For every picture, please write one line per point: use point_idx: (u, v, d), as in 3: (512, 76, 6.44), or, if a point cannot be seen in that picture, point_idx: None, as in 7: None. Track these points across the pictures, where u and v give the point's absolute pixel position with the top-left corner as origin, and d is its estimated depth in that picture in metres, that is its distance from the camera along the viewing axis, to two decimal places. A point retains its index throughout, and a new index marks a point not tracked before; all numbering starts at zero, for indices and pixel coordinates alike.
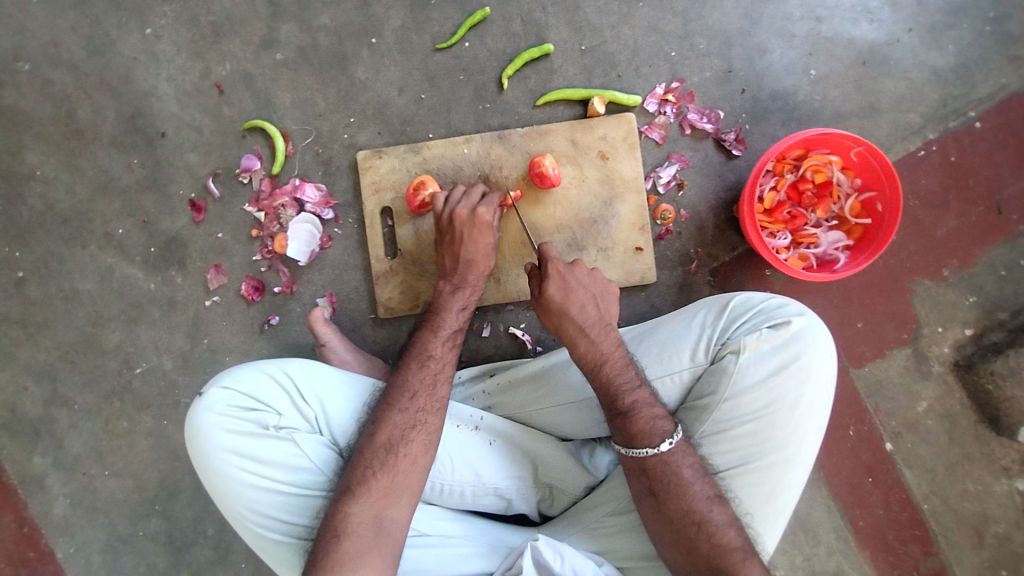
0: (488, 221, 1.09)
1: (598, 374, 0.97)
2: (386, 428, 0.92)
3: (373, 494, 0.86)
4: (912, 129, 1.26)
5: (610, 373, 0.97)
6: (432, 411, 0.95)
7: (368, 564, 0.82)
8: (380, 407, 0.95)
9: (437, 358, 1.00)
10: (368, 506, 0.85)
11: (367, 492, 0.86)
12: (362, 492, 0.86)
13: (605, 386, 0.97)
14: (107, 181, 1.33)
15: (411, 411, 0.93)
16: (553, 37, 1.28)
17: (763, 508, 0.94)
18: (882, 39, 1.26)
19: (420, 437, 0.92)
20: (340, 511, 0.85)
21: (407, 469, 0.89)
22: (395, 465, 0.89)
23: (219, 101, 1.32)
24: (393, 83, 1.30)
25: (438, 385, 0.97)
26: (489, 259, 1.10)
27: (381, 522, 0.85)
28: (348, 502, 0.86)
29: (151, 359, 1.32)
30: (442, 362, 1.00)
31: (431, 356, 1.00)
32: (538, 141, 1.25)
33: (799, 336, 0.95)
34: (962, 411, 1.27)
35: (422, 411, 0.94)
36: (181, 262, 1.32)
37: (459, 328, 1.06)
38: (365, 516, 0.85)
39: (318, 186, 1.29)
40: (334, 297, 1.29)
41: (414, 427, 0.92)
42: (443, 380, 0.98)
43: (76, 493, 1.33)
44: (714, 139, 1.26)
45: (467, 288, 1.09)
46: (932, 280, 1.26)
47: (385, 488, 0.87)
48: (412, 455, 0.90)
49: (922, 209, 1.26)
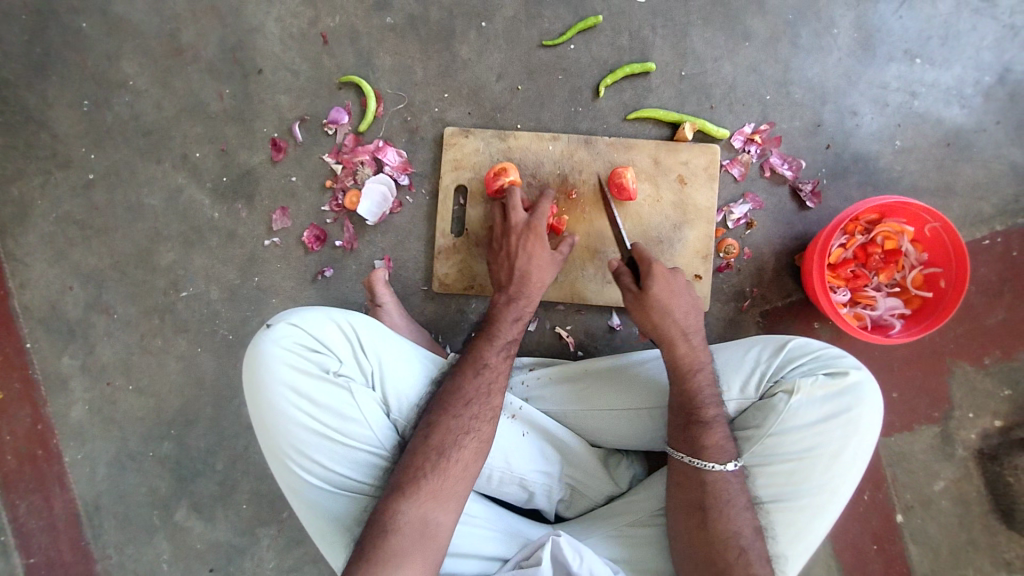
0: (542, 230, 1.10)
1: (689, 379, 0.97)
2: (440, 431, 0.91)
3: (422, 495, 0.86)
4: (981, 217, 1.29)
5: (700, 382, 0.97)
6: (486, 419, 0.94)
7: (413, 563, 0.82)
8: (434, 410, 0.93)
9: (493, 367, 0.98)
10: (417, 507, 0.85)
11: (416, 493, 0.86)
12: (412, 493, 0.86)
13: (691, 392, 0.96)
14: (195, 104, 1.35)
15: (465, 418, 0.92)
16: (657, 57, 1.31)
17: (788, 550, 0.94)
18: (969, 126, 1.30)
19: (472, 445, 0.91)
20: (388, 508, 0.85)
21: (457, 476, 0.89)
22: (447, 470, 0.88)
23: (322, 50, 1.34)
24: (492, 69, 1.32)
25: (491, 393, 0.96)
26: (543, 273, 1.08)
27: (427, 524, 0.85)
28: (398, 500, 0.86)
29: (199, 285, 1.33)
30: (495, 372, 0.98)
31: (486, 365, 0.98)
32: (622, 153, 1.28)
33: (854, 389, 0.95)
34: (977, 498, 1.28)
35: (475, 419, 0.92)
36: (249, 197, 1.33)
37: (512, 339, 1.03)
38: (414, 516, 0.85)
39: (400, 151, 1.31)
40: (391, 262, 1.31)
41: (466, 434, 0.91)
42: (499, 390, 0.97)
43: (96, 401, 1.33)
44: (790, 187, 1.29)
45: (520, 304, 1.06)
46: (972, 365, 1.29)
47: (434, 491, 0.87)
48: (464, 461, 0.90)
49: (976, 295, 1.29)
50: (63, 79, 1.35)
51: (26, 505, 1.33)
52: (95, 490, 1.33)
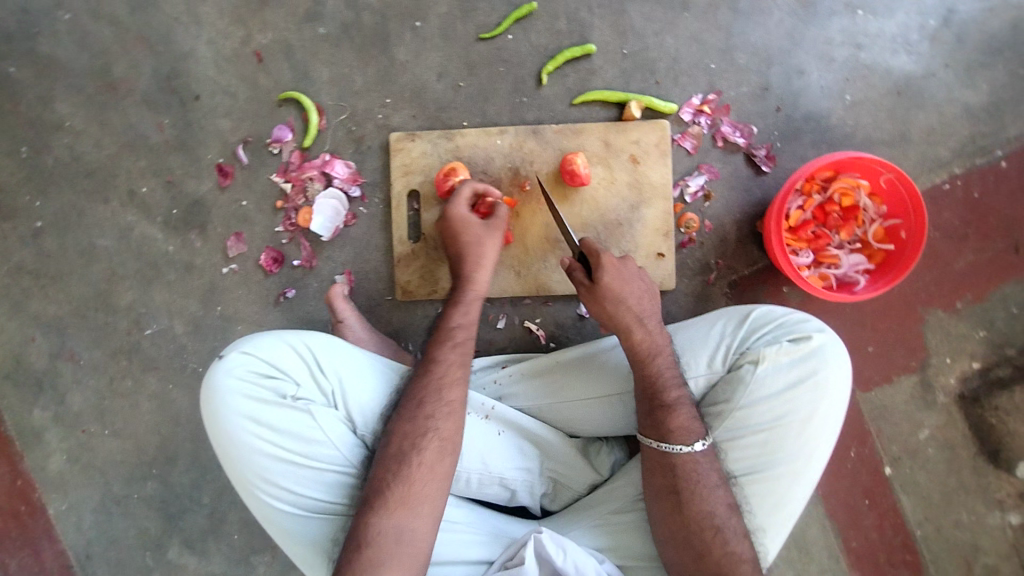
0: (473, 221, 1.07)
1: (649, 364, 0.97)
2: (397, 438, 0.90)
3: (390, 504, 0.85)
4: (939, 162, 1.28)
5: (661, 365, 0.97)
6: (444, 415, 0.91)
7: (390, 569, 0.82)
8: (394, 416, 0.92)
9: (445, 362, 0.95)
10: (387, 516, 0.84)
11: (384, 504, 0.85)
12: (380, 504, 0.85)
13: (653, 377, 0.96)
14: (136, 138, 1.32)
15: (421, 418, 0.90)
16: (596, 37, 1.29)
17: (769, 520, 0.94)
18: (918, 72, 1.29)
19: (433, 447, 0.89)
20: (361, 522, 0.85)
21: (423, 479, 0.87)
22: (410, 475, 0.87)
23: (257, 69, 1.31)
24: (432, 68, 1.30)
25: (444, 389, 0.93)
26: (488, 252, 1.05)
27: (401, 532, 0.84)
28: (369, 512, 0.85)
29: (162, 321, 1.32)
30: (445, 366, 0.95)
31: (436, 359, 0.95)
32: (572, 139, 1.26)
33: (819, 352, 0.95)
34: (962, 442, 1.29)
35: (433, 417, 0.90)
36: (202, 226, 1.31)
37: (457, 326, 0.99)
38: (385, 526, 0.84)
39: (348, 163, 1.29)
40: (352, 275, 1.29)
41: (425, 435, 0.89)
42: (449, 383, 0.93)
43: (73, 450, 1.32)
44: (745, 154, 1.28)
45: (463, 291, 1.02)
46: (944, 311, 1.28)
47: (403, 498, 0.85)
48: (428, 465, 0.88)
49: (942, 241, 1.28)
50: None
51: (17, 562, 1.32)
52: (83, 539, 1.32)
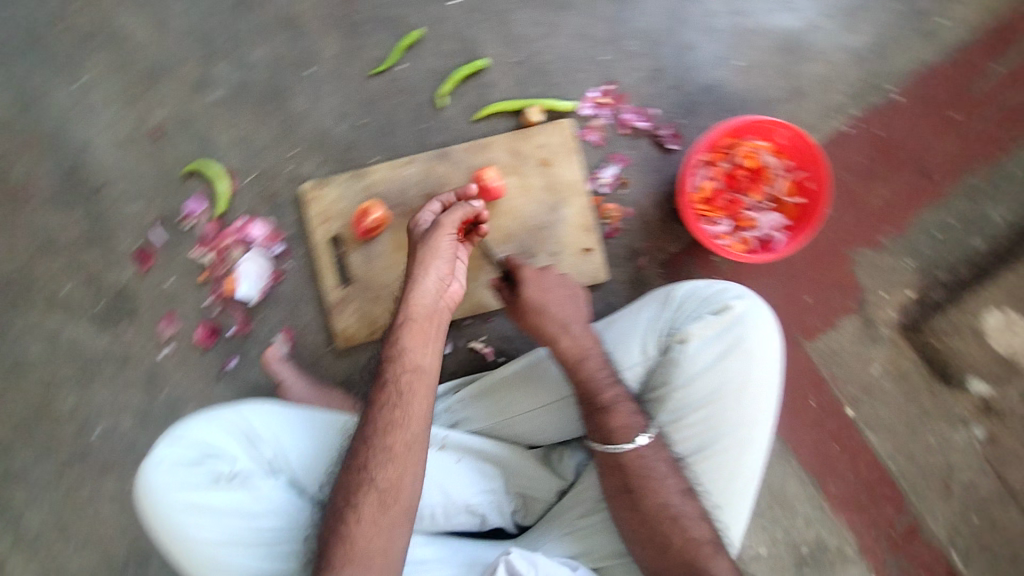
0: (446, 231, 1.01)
1: (580, 370, 0.97)
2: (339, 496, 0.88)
3: (340, 565, 0.83)
4: (836, 107, 1.32)
5: (592, 369, 0.97)
6: (400, 457, 0.88)
7: None
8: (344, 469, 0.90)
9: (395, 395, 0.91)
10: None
11: (334, 565, 0.83)
12: (329, 565, 0.83)
13: (586, 381, 0.97)
14: (47, 240, 1.30)
15: (373, 465, 0.88)
16: (486, 52, 1.31)
17: (726, 492, 0.95)
18: (799, 26, 1.32)
19: (386, 500, 0.86)
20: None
21: (375, 534, 0.85)
22: (362, 532, 0.85)
23: (157, 147, 1.30)
24: (331, 112, 1.30)
25: (396, 433, 0.89)
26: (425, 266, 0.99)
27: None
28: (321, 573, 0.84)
29: (108, 419, 1.29)
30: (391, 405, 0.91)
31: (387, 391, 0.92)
32: (480, 155, 1.27)
33: (741, 319, 0.97)
34: (915, 369, 1.32)
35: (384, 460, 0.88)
36: (131, 314, 1.29)
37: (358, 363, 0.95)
38: None
39: (265, 222, 1.29)
40: (292, 332, 1.29)
41: (376, 488, 0.87)
42: (399, 422, 0.89)
43: (43, 567, 1.28)
44: (650, 136, 1.30)
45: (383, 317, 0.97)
46: (871, 248, 1.32)
47: (350, 562, 0.83)
48: (381, 519, 0.85)
49: (855, 181, 1.32)
50: None
51: None
52: None
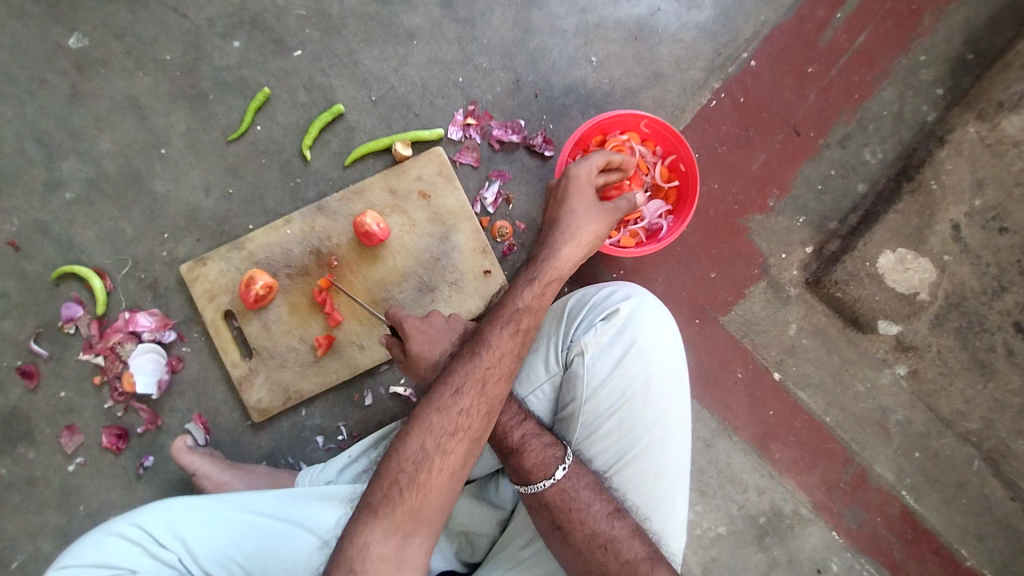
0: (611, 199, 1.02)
1: None
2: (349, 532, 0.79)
3: (399, 517, 0.79)
4: (698, 84, 1.34)
5: None
6: (478, 415, 0.86)
7: None
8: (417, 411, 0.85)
9: (495, 351, 0.90)
10: (388, 536, 0.78)
11: (393, 517, 0.79)
12: (387, 515, 0.79)
13: (491, 427, 0.94)
14: None
15: (454, 413, 0.85)
16: (342, 96, 1.28)
17: (654, 493, 0.95)
18: (644, 12, 1.33)
19: (457, 447, 0.84)
20: (357, 538, 0.78)
21: (440, 484, 0.82)
22: (428, 480, 0.81)
23: (18, 258, 1.23)
24: (196, 187, 1.26)
25: (488, 386, 0.88)
26: (591, 217, 1.01)
27: (406, 551, 0.78)
28: (370, 528, 0.78)
29: (27, 546, 1.22)
30: (500, 351, 0.90)
31: (492, 349, 0.90)
32: (358, 200, 1.24)
33: (632, 319, 0.96)
34: (829, 322, 1.34)
35: (466, 412, 0.85)
36: (29, 435, 1.23)
37: (524, 307, 0.94)
38: None
39: (151, 311, 1.23)
40: (204, 418, 1.23)
41: (451, 435, 0.84)
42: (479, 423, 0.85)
43: None
44: (525, 147, 1.29)
45: (542, 259, 0.98)
46: (761, 213, 1.34)
47: None
48: (450, 467, 0.83)
49: (731, 152, 1.33)
50: None
51: None
52: None
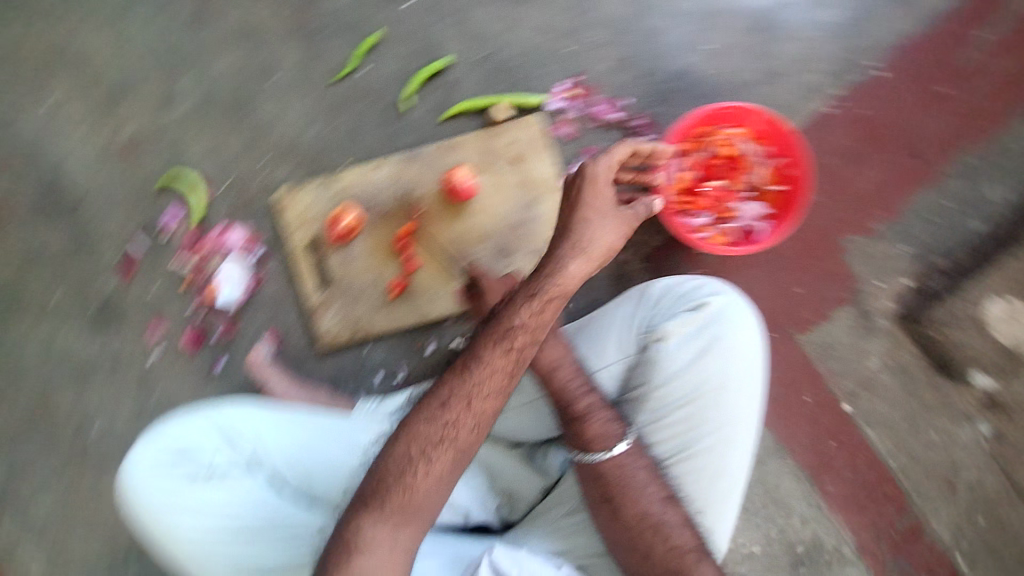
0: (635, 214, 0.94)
1: (551, 380, 0.97)
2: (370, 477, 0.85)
3: (388, 513, 0.82)
4: (817, 88, 1.25)
5: (562, 379, 0.97)
6: (465, 426, 0.86)
7: None
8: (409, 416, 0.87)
9: (487, 365, 0.87)
10: (382, 525, 0.81)
11: (383, 511, 0.82)
12: (377, 507, 0.82)
13: (558, 391, 0.97)
14: (34, 253, 1.32)
15: (441, 423, 0.85)
16: (450, 47, 1.25)
17: (710, 492, 0.95)
18: (774, 5, 1.25)
19: (448, 454, 0.85)
20: (354, 522, 0.82)
21: (427, 487, 0.83)
22: (416, 483, 0.83)
23: (132, 159, 1.32)
24: (298, 116, 1.28)
25: (475, 399, 0.86)
26: (606, 237, 0.92)
27: (396, 540, 0.81)
28: (362, 514, 0.82)
29: (105, 420, 1.34)
30: (489, 367, 0.87)
31: (483, 363, 0.87)
32: (451, 154, 1.24)
33: (719, 315, 0.95)
34: (913, 362, 1.26)
35: (452, 424, 0.85)
36: (120, 322, 1.32)
37: (520, 325, 0.89)
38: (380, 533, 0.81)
39: (243, 228, 1.29)
40: (278, 331, 1.30)
41: (440, 442, 0.84)
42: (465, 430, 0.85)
43: (48, 561, 1.34)
44: (626, 127, 1.25)
45: (546, 273, 0.91)
46: (863, 235, 1.25)
47: (398, 512, 0.82)
48: (438, 473, 0.84)
49: (844, 166, 1.25)
50: None
51: None
52: None
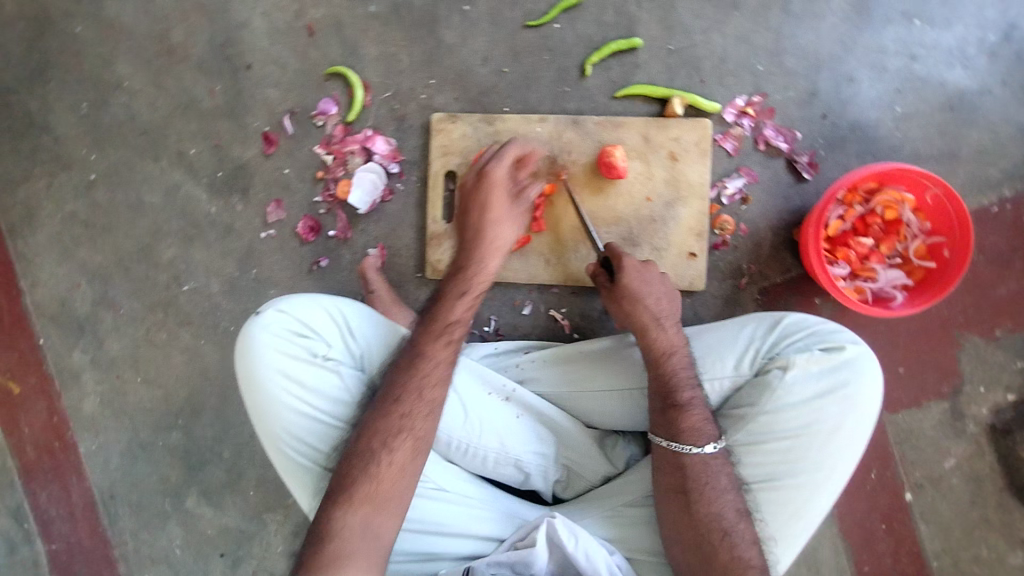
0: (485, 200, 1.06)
1: (663, 363, 1.00)
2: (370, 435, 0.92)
3: (357, 501, 0.87)
4: (988, 182, 1.23)
5: (675, 365, 1.00)
6: (420, 415, 0.93)
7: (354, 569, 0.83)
8: (372, 411, 0.94)
9: (431, 358, 0.96)
10: (353, 514, 0.86)
11: (353, 500, 0.87)
12: (348, 499, 0.87)
13: (667, 376, 0.99)
14: (188, 102, 1.36)
15: (399, 416, 0.92)
16: (643, 32, 1.28)
17: (784, 526, 0.96)
18: (973, 88, 1.23)
19: (408, 444, 0.91)
20: (329, 515, 0.87)
21: (393, 478, 0.89)
22: (382, 473, 0.89)
23: (308, 42, 1.34)
24: (477, 52, 1.31)
25: (426, 390, 0.94)
26: (495, 233, 1.05)
27: (367, 529, 0.86)
28: (335, 507, 0.87)
29: (200, 279, 1.36)
30: (432, 362, 0.96)
31: (424, 356, 0.96)
32: (611, 132, 1.26)
33: (850, 364, 0.96)
34: (990, 475, 1.25)
35: (407, 416, 0.92)
36: (244, 191, 1.35)
37: (458, 320, 1.00)
38: (353, 522, 0.86)
39: (389, 140, 1.32)
40: (385, 250, 1.32)
41: (399, 433, 0.91)
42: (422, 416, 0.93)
43: (108, 392, 1.38)
44: (786, 159, 1.25)
45: (470, 274, 1.03)
46: (982, 337, 1.24)
47: (370, 496, 0.88)
48: (399, 463, 0.90)
49: (986, 265, 1.24)
50: (62, 83, 1.39)
51: (47, 493, 1.39)
52: (107, 480, 1.39)
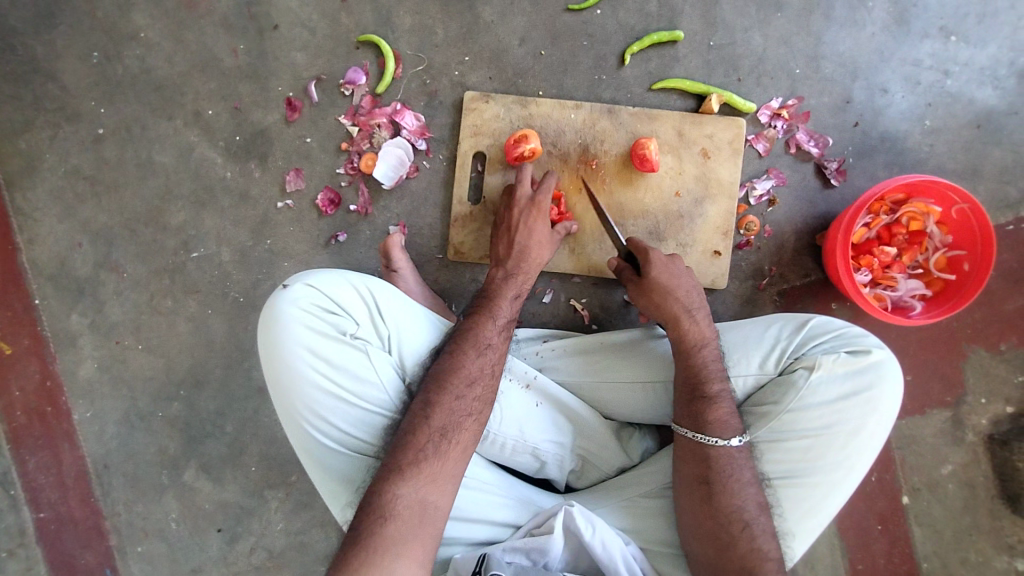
0: (545, 208, 1.12)
1: (696, 356, 1.00)
2: (442, 412, 0.91)
3: (421, 477, 0.86)
4: (1007, 201, 1.26)
5: (707, 358, 1.00)
6: (486, 402, 0.95)
7: (411, 550, 0.81)
8: (432, 389, 0.93)
9: (493, 350, 0.99)
10: (417, 489, 0.85)
11: (416, 475, 0.86)
12: (411, 475, 0.86)
13: (700, 368, 0.99)
14: (209, 59, 1.30)
15: (469, 400, 0.93)
16: (685, 26, 1.27)
17: (800, 524, 0.95)
18: (1001, 107, 1.26)
19: (472, 426, 0.92)
20: (387, 492, 0.84)
21: (456, 458, 0.90)
22: (448, 451, 0.89)
23: (340, 7, 1.29)
24: (515, 32, 1.28)
25: (490, 369, 0.97)
26: (542, 251, 1.11)
27: (425, 507, 0.85)
28: (396, 483, 0.85)
29: (210, 246, 1.31)
30: (500, 353, 1.00)
31: (487, 347, 0.98)
32: (646, 124, 1.24)
33: (876, 368, 0.97)
34: (983, 483, 1.29)
35: (477, 400, 0.94)
36: (263, 158, 1.30)
37: (510, 318, 1.05)
38: (412, 500, 0.84)
39: (418, 115, 1.28)
40: (406, 228, 1.29)
41: (468, 416, 0.92)
42: (486, 405, 0.94)
43: (105, 359, 1.33)
44: (815, 164, 1.26)
45: (520, 274, 1.09)
46: (988, 351, 1.28)
47: (434, 474, 0.87)
48: (465, 444, 0.91)
49: (996, 281, 1.27)
50: (71, 28, 1.31)
51: (36, 460, 1.34)
52: (101, 449, 1.34)
